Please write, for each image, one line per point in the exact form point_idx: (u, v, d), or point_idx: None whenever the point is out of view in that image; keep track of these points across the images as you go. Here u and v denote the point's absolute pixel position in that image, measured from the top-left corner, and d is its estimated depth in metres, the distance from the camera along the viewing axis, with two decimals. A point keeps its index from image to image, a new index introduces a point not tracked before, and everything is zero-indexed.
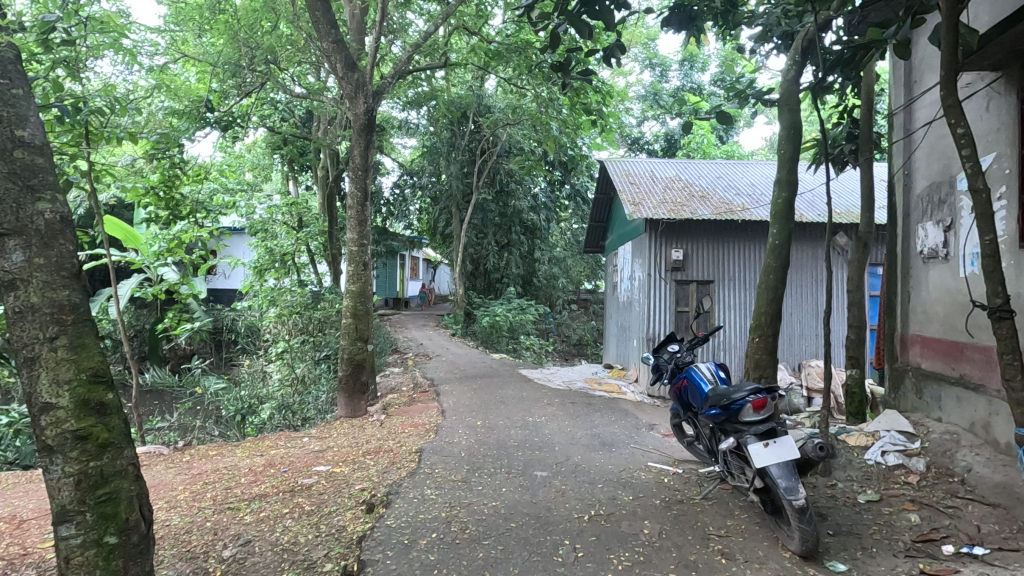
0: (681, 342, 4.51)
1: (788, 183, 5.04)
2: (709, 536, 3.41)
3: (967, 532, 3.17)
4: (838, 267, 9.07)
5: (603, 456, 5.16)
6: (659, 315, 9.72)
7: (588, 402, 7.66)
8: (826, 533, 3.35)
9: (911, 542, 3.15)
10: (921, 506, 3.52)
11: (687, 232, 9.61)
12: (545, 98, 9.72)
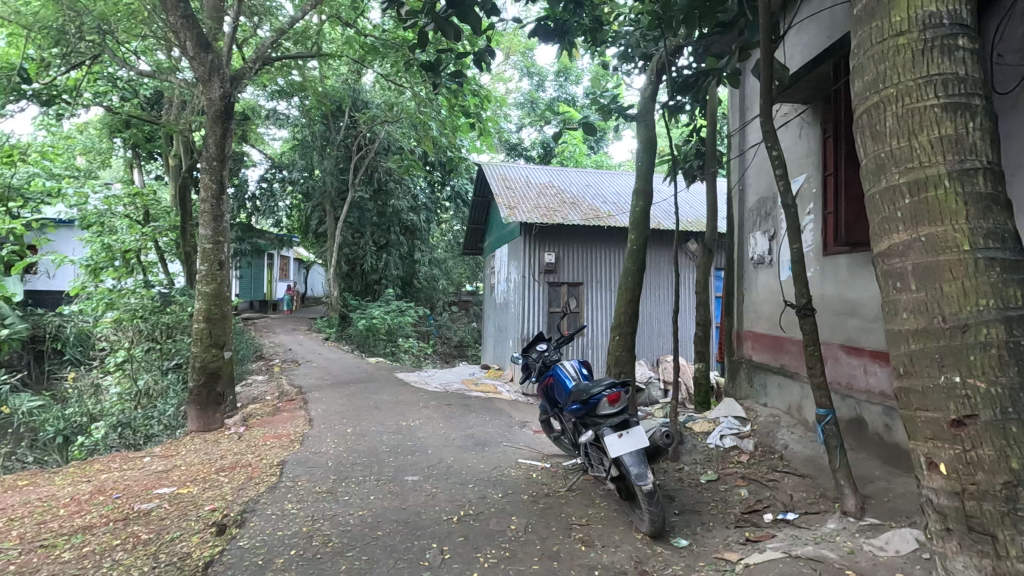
0: (549, 341, 4.70)
1: (645, 193, 5.47)
2: (572, 526, 3.59)
3: (783, 500, 3.63)
4: (688, 270, 10.05)
5: (475, 455, 5.21)
6: (533, 315, 10.06)
7: (464, 403, 7.70)
8: (673, 513, 3.69)
9: (740, 514, 3.57)
10: (749, 481, 4.01)
11: (559, 236, 10.08)
12: (424, 98, 9.61)
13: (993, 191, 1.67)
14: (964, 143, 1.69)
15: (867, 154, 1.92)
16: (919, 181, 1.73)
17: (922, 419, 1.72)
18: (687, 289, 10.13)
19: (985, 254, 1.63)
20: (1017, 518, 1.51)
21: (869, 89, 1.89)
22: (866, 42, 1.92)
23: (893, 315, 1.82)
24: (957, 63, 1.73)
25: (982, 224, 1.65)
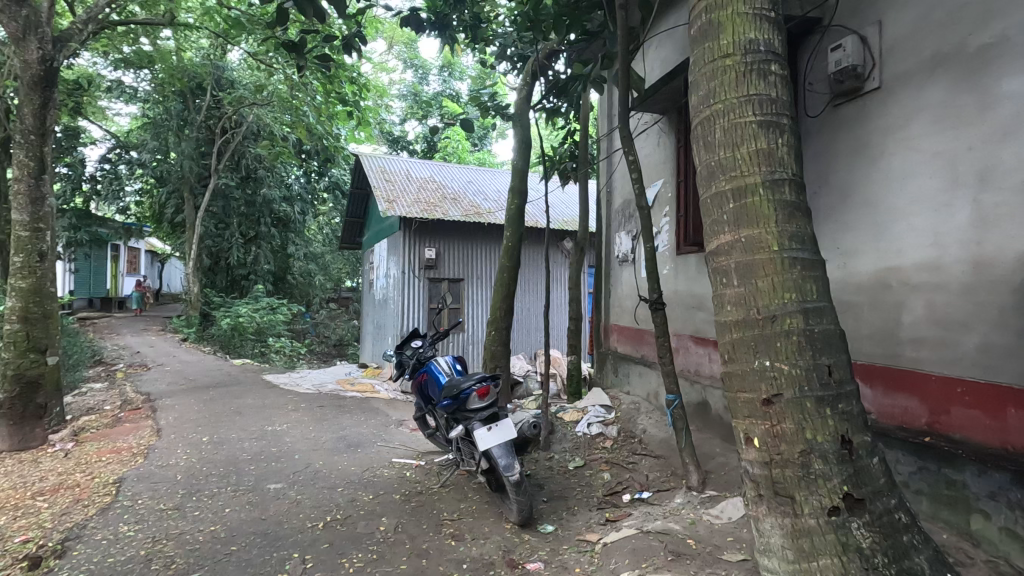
0: (424, 337, 4.66)
1: (520, 191, 5.61)
2: (443, 521, 3.59)
3: (640, 481, 3.92)
4: (560, 267, 10.51)
5: (346, 458, 5.01)
6: (413, 312, 9.91)
7: (337, 404, 7.36)
8: (541, 500, 3.84)
9: (602, 496, 3.80)
10: (611, 465, 4.28)
11: (439, 232, 10.07)
12: (296, 81, 9.03)
13: (796, 199, 1.93)
14: (775, 157, 1.93)
15: (700, 163, 2.12)
16: (740, 188, 1.95)
17: (741, 400, 1.94)
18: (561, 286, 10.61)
19: (789, 253, 1.88)
20: (809, 480, 1.76)
21: (702, 103, 2.09)
22: (700, 61, 2.12)
23: (720, 308, 2.03)
24: (770, 86, 1.97)
25: (787, 227, 1.90)
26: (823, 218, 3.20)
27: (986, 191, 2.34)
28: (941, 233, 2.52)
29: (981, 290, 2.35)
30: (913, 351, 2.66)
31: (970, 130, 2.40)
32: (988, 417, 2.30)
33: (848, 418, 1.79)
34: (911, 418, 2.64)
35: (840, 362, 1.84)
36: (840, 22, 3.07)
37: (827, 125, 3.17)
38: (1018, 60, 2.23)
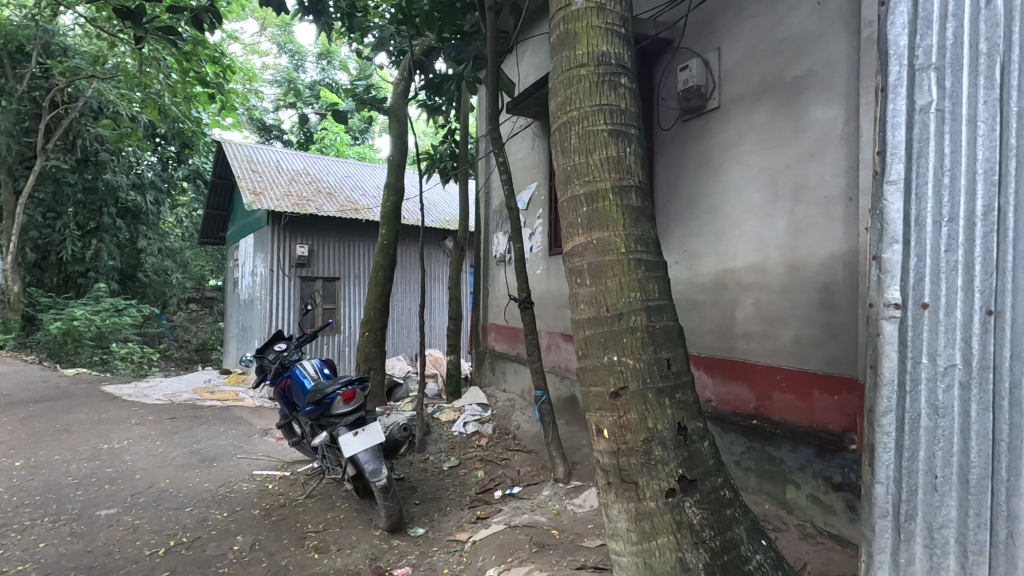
0: (289, 340, 4.38)
1: (396, 187, 5.48)
2: (307, 534, 3.39)
3: (511, 476, 4.01)
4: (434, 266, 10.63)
5: (198, 474, 4.55)
6: (282, 312, 9.33)
7: (192, 415, 6.67)
8: (413, 503, 3.78)
9: (474, 494, 3.83)
10: (485, 462, 4.33)
11: (313, 228, 9.58)
12: (146, 54, 8.04)
13: (641, 206, 2.07)
14: (624, 165, 2.06)
15: (558, 167, 2.21)
16: (593, 193, 2.05)
17: (592, 393, 2.04)
18: (437, 285, 10.62)
19: (635, 255, 2.01)
20: (650, 466, 1.90)
21: (560, 109, 2.18)
22: (559, 69, 2.20)
23: (575, 306, 2.12)
24: (620, 98, 2.10)
25: (633, 231, 2.03)
26: (674, 224, 3.49)
27: (799, 204, 2.69)
28: (765, 240, 2.86)
29: (796, 289, 2.70)
30: (744, 344, 2.99)
31: (788, 150, 2.75)
32: (800, 399, 2.65)
33: (683, 407, 1.96)
34: (742, 403, 2.96)
35: (678, 356, 2.00)
36: (687, 45, 3.37)
37: (678, 138, 3.46)
38: (823, 91, 2.58)
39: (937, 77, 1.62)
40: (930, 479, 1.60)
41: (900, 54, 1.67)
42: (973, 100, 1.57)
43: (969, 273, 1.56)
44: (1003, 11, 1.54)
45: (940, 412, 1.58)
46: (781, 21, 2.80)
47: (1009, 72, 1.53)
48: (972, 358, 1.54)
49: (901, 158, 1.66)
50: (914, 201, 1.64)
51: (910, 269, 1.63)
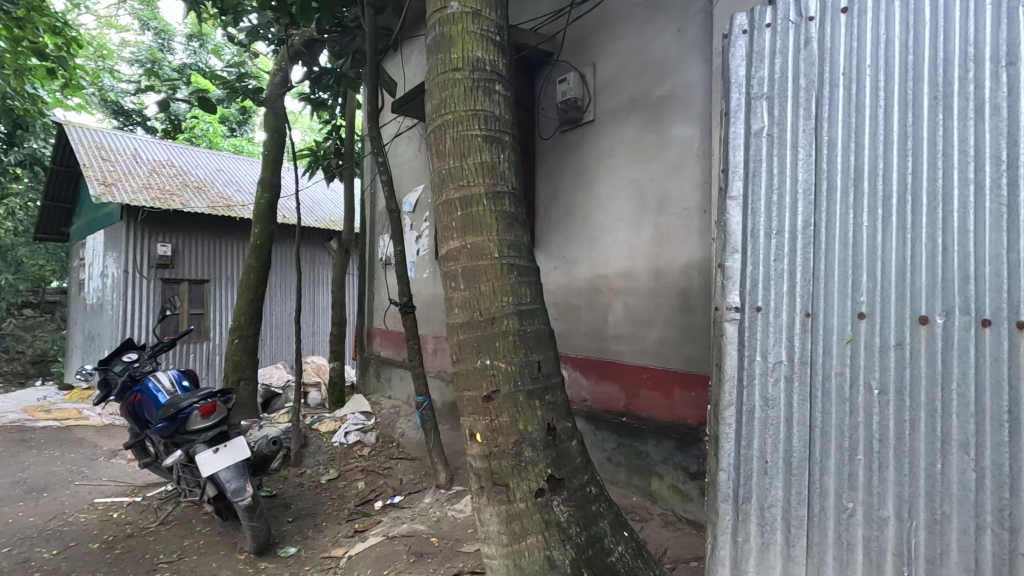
0: (142, 350, 3.93)
1: (271, 184, 5.14)
2: (157, 566, 3.04)
3: (393, 485, 3.90)
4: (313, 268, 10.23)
5: (24, 507, 3.92)
6: (138, 318, 8.38)
7: (20, 438, 5.75)
8: (285, 522, 3.54)
9: (354, 507, 3.67)
10: (367, 473, 4.17)
11: (177, 225, 8.71)
12: None
13: (514, 212, 2.11)
14: (497, 171, 2.09)
15: (434, 170, 2.19)
16: (467, 197, 2.06)
17: (466, 397, 2.04)
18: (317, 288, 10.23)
19: (508, 260, 2.04)
20: (520, 467, 1.93)
21: (435, 112, 2.16)
22: (434, 70, 2.19)
23: (450, 311, 2.11)
24: (495, 104, 2.13)
25: (507, 236, 2.06)
26: (553, 230, 3.61)
27: (663, 214, 2.89)
28: (634, 248, 3.05)
29: (660, 294, 2.90)
30: (615, 345, 3.16)
31: (653, 164, 2.95)
32: (663, 397, 2.85)
33: (553, 408, 2.02)
34: (614, 402, 3.13)
35: (549, 358, 2.06)
36: (566, 59, 3.51)
37: (557, 147, 3.59)
38: (682, 112, 2.81)
39: (768, 105, 1.82)
40: (762, 464, 1.77)
41: (739, 82, 1.88)
42: (794, 127, 1.77)
43: (792, 280, 1.75)
44: (818, 50, 1.74)
45: (770, 403, 1.77)
46: (647, 44, 3.01)
47: (822, 105, 1.73)
48: (794, 355, 1.74)
49: (740, 176, 1.86)
50: (750, 215, 1.83)
51: (747, 275, 1.82)
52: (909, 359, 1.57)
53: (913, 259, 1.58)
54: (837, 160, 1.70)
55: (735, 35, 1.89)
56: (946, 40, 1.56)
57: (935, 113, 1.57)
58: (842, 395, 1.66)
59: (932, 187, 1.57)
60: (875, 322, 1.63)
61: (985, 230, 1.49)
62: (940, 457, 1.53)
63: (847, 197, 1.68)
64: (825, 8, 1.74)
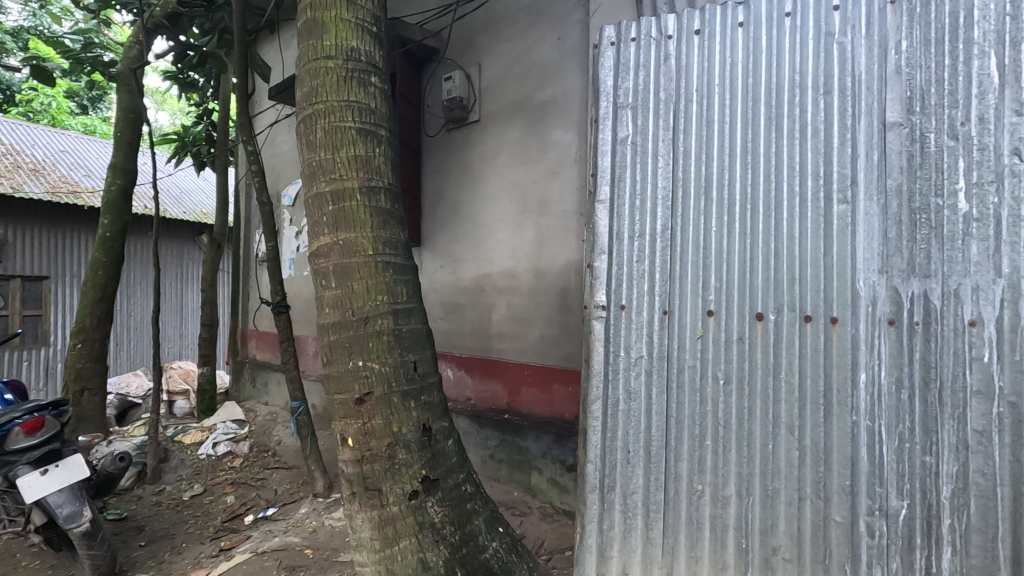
0: None
1: (125, 169, 4.59)
2: None
3: (266, 497, 3.65)
4: (179, 265, 9.39)
5: None
6: None
7: None
8: (136, 547, 3.17)
9: (220, 524, 3.38)
10: (237, 486, 3.86)
11: (9, 213, 7.53)
12: None
13: (390, 208, 2.06)
14: (373, 165, 2.03)
15: (303, 161, 2.07)
16: (339, 191, 1.97)
17: (338, 401, 1.96)
18: (182, 286, 9.43)
19: (383, 258, 1.99)
20: (394, 471, 1.89)
21: (304, 100, 2.05)
22: (304, 56, 2.07)
23: (321, 310, 2.01)
24: (370, 96, 2.06)
25: (382, 234, 2.00)
26: (439, 228, 3.59)
27: (543, 216, 2.98)
28: (517, 247, 3.11)
29: (541, 293, 2.99)
30: (499, 343, 3.20)
31: (535, 166, 3.03)
32: (543, 393, 2.94)
33: (429, 408, 1.99)
34: (497, 399, 3.17)
35: (425, 358, 2.03)
36: (452, 57, 3.50)
37: (443, 145, 3.57)
38: (562, 117, 2.92)
39: (632, 115, 1.93)
40: (625, 454, 1.88)
41: (607, 91, 1.98)
42: (655, 138, 1.90)
43: (652, 280, 1.88)
44: (675, 67, 1.88)
45: (632, 396, 1.88)
46: (530, 48, 3.09)
47: (678, 118, 1.87)
48: (653, 350, 1.86)
49: (607, 181, 1.96)
50: (615, 219, 1.94)
51: (613, 275, 1.93)
52: (748, 352, 1.75)
53: (751, 263, 1.76)
54: (691, 170, 1.85)
55: (604, 46, 1.99)
56: (777, 68, 1.76)
57: (769, 132, 1.76)
58: (693, 386, 1.81)
59: (766, 198, 1.76)
60: (720, 319, 1.79)
61: (807, 238, 1.70)
62: (771, 439, 1.72)
63: (699, 205, 1.83)
64: (681, 28, 1.88)
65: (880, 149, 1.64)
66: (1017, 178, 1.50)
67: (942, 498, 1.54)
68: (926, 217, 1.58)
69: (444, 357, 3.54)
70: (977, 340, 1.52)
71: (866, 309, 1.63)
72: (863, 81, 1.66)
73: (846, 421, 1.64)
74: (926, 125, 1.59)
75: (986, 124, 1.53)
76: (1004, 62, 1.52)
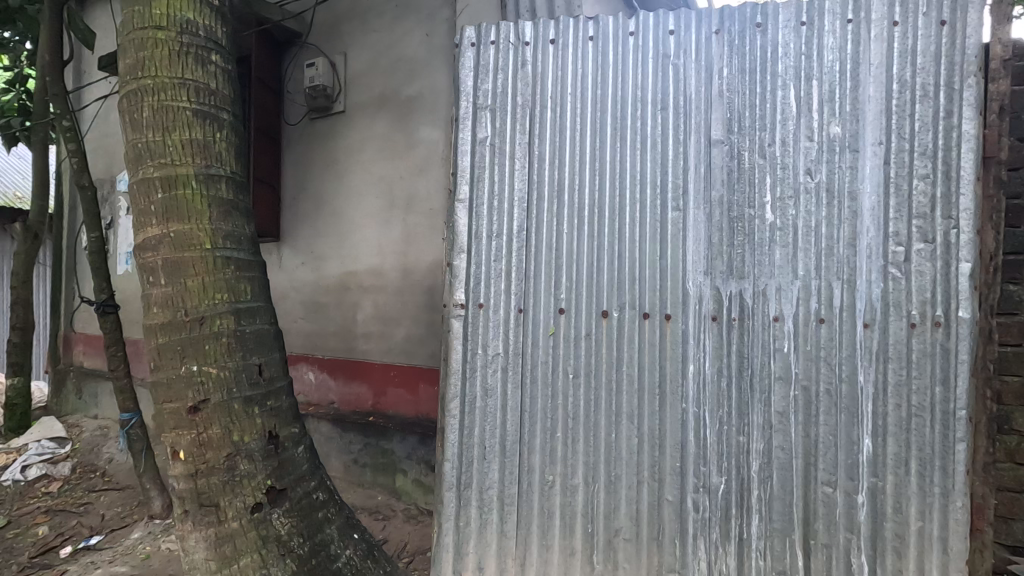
0: None
1: None
2: None
3: (89, 525, 3.18)
4: None
5: None
6: None
7: None
8: None
9: (26, 560, 2.89)
10: (52, 514, 3.33)
11: None
12: None
13: (232, 199, 1.89)
14: (212, 151, 1.85)
15: (128, 142, 1.84)
16: (170, 178, 1.78)
17: (167, 411, 1.76)
18: None
19: (223, 253, 1.82)
20: (233, 484, 1.74)
21: (128, 73, 1.82)
22: (129, 24, 1.84)
23: (147, 310, 1.80)
24: (209, 75, 1.87)
25: (222, 226, 1.84)
26: (299, 224, 3.39)
27: (410, 213, 2.96)
28: (383, 245, 3.04)
29: (407, 291, 2.96)
30: (364, 344, 3.11)
31: (402, 162, 2.99)
32: (409, 393, 2.89)
33: (276, 414, 1.87)
34: (362, 402, 3.07)
35: (271, 361, 1.90)
36: (316, 44, 3.33)
37: (306, 136, 3.39)
38: (429, 114, 2.92)
39: (491, 116, 1.96)
40: (481, 450, 1.91)
41: (467, 91, 1.98)
42: (512, 140, 1.95)
43: (508, 279, 1.92)
44: (531, 73, 1.95)
45: (489, 393, 1.91)
46: (397, 41, 3.05)
47: (534, 122, 1.94)
48: (509, 347, 1.91)
49: (467, 180, 1.96)
50: (474, 218, 1.95)
51: (471, 274, 1.94)
52: (595, 347, 1.86)
53: (598, 263, 1.88)
54: (545, 174, 1.92)
55: (465, 46, 2.00)
56: (622, 84, 1.89)
57: (614, 141, 1.89)
58: (545, 381, 1.88)
59: (612, 203, 1.88)
60: (570, 316, 1.88)
61: (646, 241, 1.85)
62: (614, 428, 1.84)
63: (552, 207, 1.91)
64: (537, 36, 1.94)
65: (706, 162, 1.82)
66: (809, 194, 1.76)
67: (752, 472, 1.76)
68: (742, 225, 1.79)
69: (305, 359, 3.36)
70: (779, 333, 1.76)
71: (694, 307, 1.81)
72: (692, 100, 1.84)
73: (677, 409, 1.81)
74: (742, 143, 1.80)
75: (787, 146, 1.77)
76: (800, 94, 1.77)
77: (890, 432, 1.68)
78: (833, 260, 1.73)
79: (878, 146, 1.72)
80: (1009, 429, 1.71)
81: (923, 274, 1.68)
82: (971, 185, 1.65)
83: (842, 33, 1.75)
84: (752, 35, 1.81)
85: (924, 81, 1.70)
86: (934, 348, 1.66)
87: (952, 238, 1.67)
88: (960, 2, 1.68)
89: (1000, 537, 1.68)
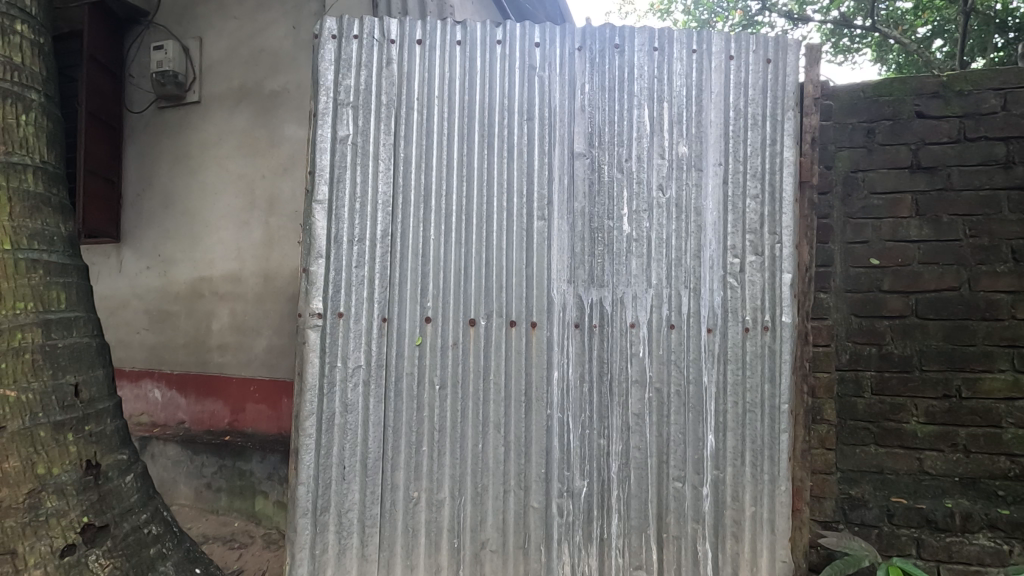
0: None
1: None
2: None
3: None
4: None
5: None
6: None
7: None
8: None
9: None
10: None
11: None
12: None
13: (43, 192, 1.63)
14: (14, 136, 1.58)
15: None
16: None
17: None
18: None
19: (28, 255, 1.56)
20: (35, 525, 1.47)
21: None
22: None
23: None
24: (11, 46, 1.60)
25: (27, 225, 1.57)
26: (146, 224, 3.22)
27: (273, 215, 2.94)
28: (241, 248, 2.99)
29: (268, 299, 2.93)
30: (219, 356, 3.01)
31: (264, 161, 2.96)
32: (269, 408, 2.82)
33: (97, 440, 1.63)
34: (216, 420, 2.93)
35: (91, 380, 1.66)
36: (165, 25, 3.22)
37: (150, 127, 3.25)
38: (292, 112, 2.93)
39: (353, 114, 1.88)
40: (340, 471, 1.82)
41: (327, 86, 1.89)
42: (377, 141, 1.88)
43: (372, 286, 1.85)
44: (397, 72, 1.90)
45: (349, 409, 1.82)
46: (259, 32, 3.01)
47: (400, 123, 1.89)
48: (372, 358, 1.83)
49: (325, 180, 1.86)
50: (334, 221, 1.86)
51: (330, 280, 1.84)
52: (461, 356, 1.85)
53: (465, 270, 1.87)
54: (410, 178, 1.88)
55: (325, 38, 1.90)
56: (489, 91, 1.91)
57: (482, 147, 1.90)
58: (410, 393, 1.84)
59: (479, 210, 1.88)
60: (437, 324, 1.85)
61: (513, 248, 1.88)
62: (481, 438, 1.84)
63: (419, 212, 1.87)
64: (403, 35, 1.91)
65: (569, 174, 1.89)
66: (661, 209, 1.88)
67: (611, 473, 1.84)
68: (601, 236, 1.88)
69: (150, 375, 3.13)
70: (635, 338, 1.86)
71: (558, 314, 1.86)
72: (557, 113, 1.90)
73: (542, 415, 1.84)
74: (601, 157, 1.89)
75: (642, 162, 1.89)
76: (653, 114, 1.90)
77: (730, 428, 1.84)
78: (681, 270, 1.87)
79: (718, 167, 1.89)
80: (820, 419, 1.92)
81: (754, 284, 1.87)
82: (790, 206, 1.88)
83: (688, 61, 1.91)
84: (611, 55, 1.92)
85: (754, 111, 1.90)
86: (764, 350, 1.85)
87: (777, 252, 1.88)
88: (781, 43, 1.91)
89: (815, 515, 1.90)
